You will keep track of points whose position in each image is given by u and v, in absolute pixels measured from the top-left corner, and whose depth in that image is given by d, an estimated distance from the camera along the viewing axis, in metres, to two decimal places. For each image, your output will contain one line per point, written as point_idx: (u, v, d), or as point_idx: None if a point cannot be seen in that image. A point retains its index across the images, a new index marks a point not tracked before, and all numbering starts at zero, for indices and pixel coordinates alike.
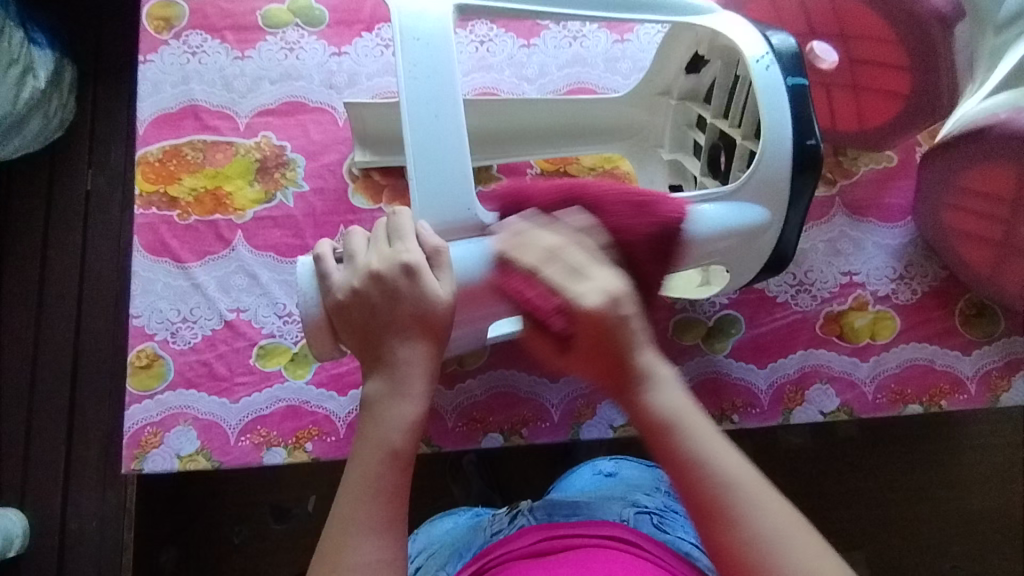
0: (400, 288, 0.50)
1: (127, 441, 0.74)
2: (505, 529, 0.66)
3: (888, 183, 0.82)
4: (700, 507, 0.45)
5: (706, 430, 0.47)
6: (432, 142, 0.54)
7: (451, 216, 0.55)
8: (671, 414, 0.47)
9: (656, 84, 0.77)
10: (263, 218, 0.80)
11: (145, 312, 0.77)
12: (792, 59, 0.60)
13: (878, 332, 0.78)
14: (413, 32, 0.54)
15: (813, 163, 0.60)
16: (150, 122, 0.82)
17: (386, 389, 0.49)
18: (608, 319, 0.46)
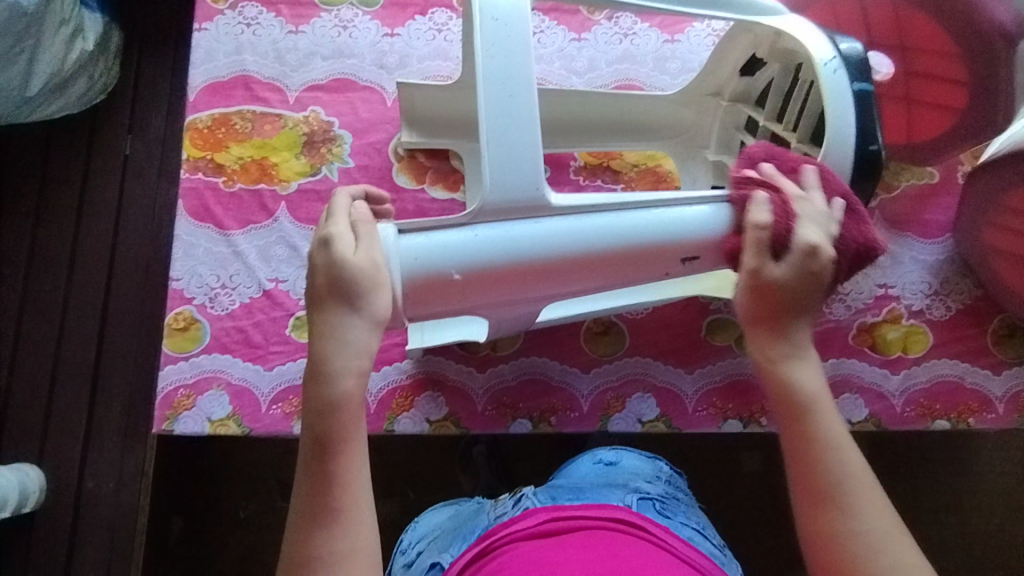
0: (324, 258, 0.50)
1: (159, 402, 0.74)
2: (510, 510, 0.65)
3: (928, 199, 0.83)
4: (811, 486, 0.51)
5: (832, 424, 0.53)
6: (506, 118, 0.54)
7: (518, 193, 0.55)
8: (811, 393, 0.54)
9: (707, 85, 0.77)
10: (307, 191, 0.81)
11: (185, 276, 0.78)
12: (859, 64, 0.61)
13: (910, 346, 0.79)
14: (492, 11, 0.56)
15: (874, 169, 0.61)
16: (201, 89, 0.83)
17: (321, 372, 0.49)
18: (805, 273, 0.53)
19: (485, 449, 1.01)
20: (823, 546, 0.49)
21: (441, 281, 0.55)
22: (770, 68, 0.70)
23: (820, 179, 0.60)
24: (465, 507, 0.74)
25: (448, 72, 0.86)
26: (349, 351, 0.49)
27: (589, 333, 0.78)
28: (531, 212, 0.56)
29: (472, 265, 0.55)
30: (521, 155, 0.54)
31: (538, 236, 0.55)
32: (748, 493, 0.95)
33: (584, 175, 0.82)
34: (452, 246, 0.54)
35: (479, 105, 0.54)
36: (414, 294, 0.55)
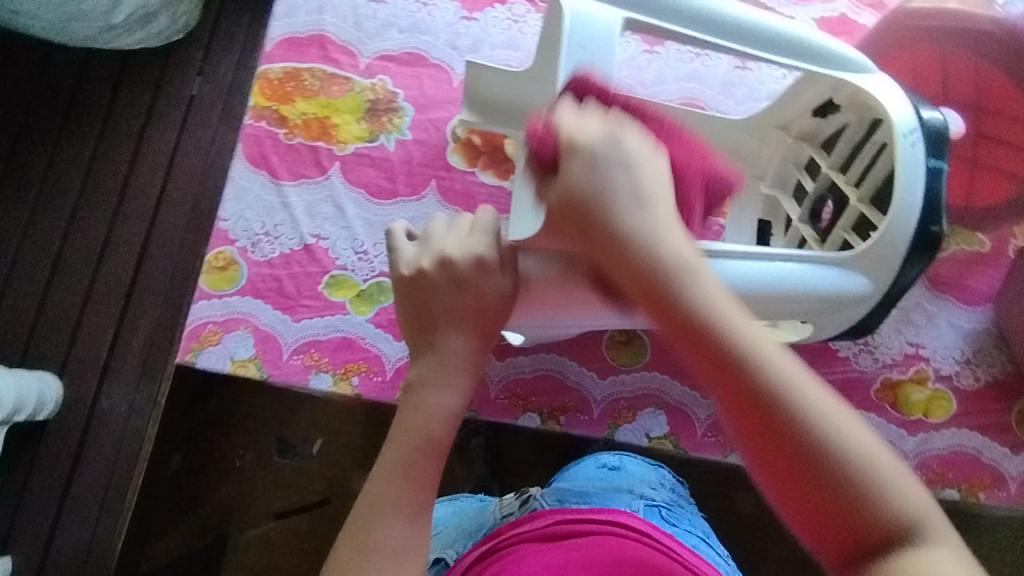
0: (467, 277, 0.50)
1: (187, 333, 0.76)
2: (518, 512, 0.67)
3: (975, 267, 0.82)
4: (710, 365, 0.39)
5: (727, 308, 0.40)
6: None
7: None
8: (667, 264, 0.41)
9: (775, 118, 0.77)
10: (362, 155, 0.82)
11: (232, 217, 0.80)
12: (937, 139, 0.61)
13: (932, 410, 0.78)
14: (580, 38, 0.59)
15: (933, 248, 0.60)
16: (277, 42, 0.85)
17: (430, 374, 0.49)
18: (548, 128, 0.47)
19: (483, 441, 1.01)
20: (778, 448, 0.38)
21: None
22: (845, 115, 0.69)
23: (874, 247, 0.60)
24: (468, 503, 0.75)
25: (517, 63, 0.87)
26: (458, 367, 0.49)
27: (612, 341, 0.79)
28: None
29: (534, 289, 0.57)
30: None
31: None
32: (732, 523, 0.97)
33: None
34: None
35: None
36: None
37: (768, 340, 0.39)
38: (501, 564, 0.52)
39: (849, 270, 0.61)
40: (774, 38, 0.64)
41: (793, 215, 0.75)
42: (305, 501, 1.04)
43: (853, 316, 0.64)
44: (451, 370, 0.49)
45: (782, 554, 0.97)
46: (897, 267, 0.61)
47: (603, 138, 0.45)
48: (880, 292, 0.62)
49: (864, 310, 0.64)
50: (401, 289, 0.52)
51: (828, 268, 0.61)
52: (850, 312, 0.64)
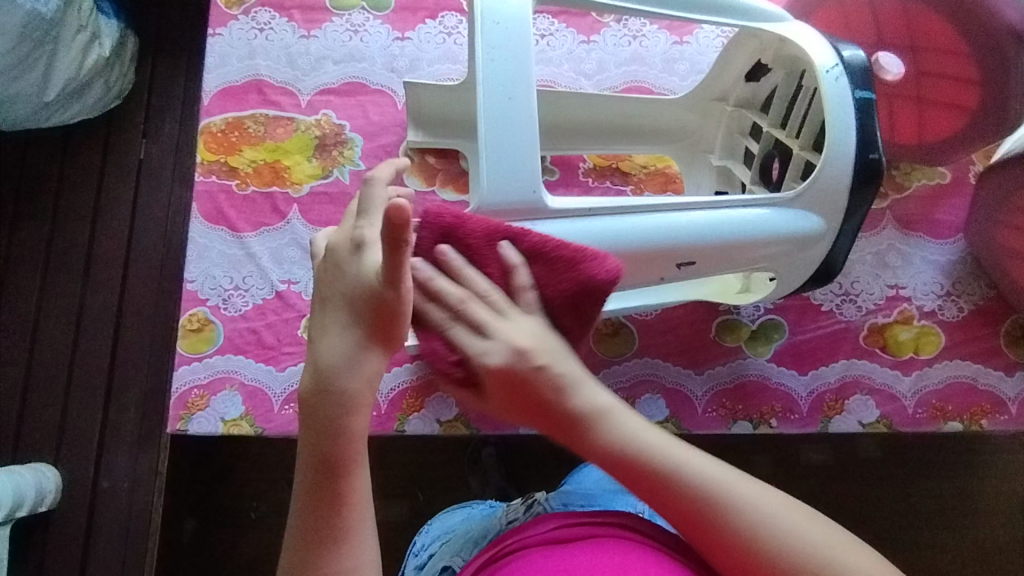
0: (347, 265, 0.52)
1: (174, 402, 0.75)
2: (523, 516, 0.66)
3: (940, 200, 0.83)
4: (711, 517, 0.49)
5: (636, 428, 0.52)
6: (505, 124, 0.57)
7: (514, 197, 0.57)
8: (597, 420, 0.52)
9: (712, 90, 0.77)
10: (318, 193, 0.82)
11: (199, 277, 0.79)
12: (863, 72, 0.63)
13: (922, 347, 0.78)
14: (494, 16, 0.58)
15: (874, 176, 0.62)
16: (215, 94, 0.84)
17: (318, 382, 0.50)
18: (516, 372, 0.51)
19: (494, 450, 1.01)
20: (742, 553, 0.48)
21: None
22: (774, 75, 0.70)
23: (818, 187, 0.62)
24: (477, 511, 0.75)
25: (458, 75, 0.87)
26: (347, 367, 0.50)
27: (597, 334, 0.79)
28: (528, 215, 0.58)
29: None
30: (517, 163, 0.57)
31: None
32: None
33: (594, 176, 0.82)
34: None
35: (479, 108, 0.57)
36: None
37: (731, 476, 0.50)
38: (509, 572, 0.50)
39: (799, 211, 0.63)
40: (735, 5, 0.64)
41: (745, 177, 0.75)
42: None
43: (816, 257, 0.66)
44: (348, 372, 0.50)
45: None
46: (845, 202, 0.63)
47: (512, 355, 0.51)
48: (832, 230, 0.65)
49: (825, 248, 0.66)
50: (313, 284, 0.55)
51: (778, 210, 0.63)
52: (813, 251, 0.66)
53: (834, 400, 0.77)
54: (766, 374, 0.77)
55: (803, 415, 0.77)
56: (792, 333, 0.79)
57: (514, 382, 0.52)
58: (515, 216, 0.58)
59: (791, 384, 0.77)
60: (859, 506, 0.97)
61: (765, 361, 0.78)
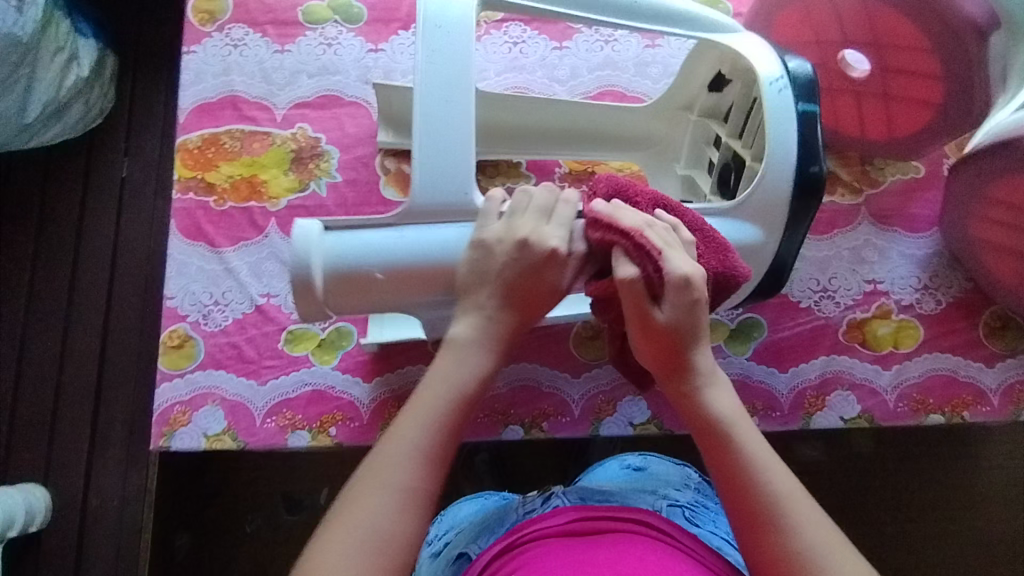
0: (545, 259, 0.55)
1: (156, 419, 0.75)
2: (540, 508, 0.68)
3: (915, 194, 0.83)
4: (746, 514, 0.51)
5: (753, 437, 0.54)
6: (441, 123, 0.59)
7: (446, 195, 0.58)
8: (725, 419, 0.55)
9: (678, 99, 0.78)
10: (296, 207, 0.82)
11: (178, 294, 0.79)
12: (806, 86, 0.63)
13: (901, 341, 0.79)
14: (437, 20, 0.60)
15: (814, 189, 0.62)
16: (190, 111, 0.85)
17: (468, 342, 0.56)
18: (690, 291, 0.53)
19: (487, 457, 1.01)
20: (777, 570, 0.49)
21: (364, 275, 0.58)
22: (734, 87, 0.71)
23: (758, 198, 0.62)
24: (491, 502, 0.76)
25: None
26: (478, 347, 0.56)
27: (578, 338, 0.79)
28: (458, 217, 0.59)
29: (394, 263, 0.58)
30: (452, 164, 0.58)
31: (461, 237, 0.59)
32: None
33: (569, 181, 0.82)
34: (378, 246, 0.58)
35: (417, 113, 0.59)
36: (334, 284, 0.58)
37: (775, 481, 0.51)
38: (522, 561, 0.53)
39: (737, 221, 0.63)
40: (680, 15, 0.65)
41: (706, 187, 0.76)
42: None
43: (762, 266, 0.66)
44: (495, 332, 0.57)
45: None
46: (787, 212, 0.63)
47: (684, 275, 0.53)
48: (774, 240, 0.64)
49: (771, 255, 0.65)
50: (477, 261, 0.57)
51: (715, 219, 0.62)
52: (758, 260, 0.65)
53: (815, 396, 0.77)
54: (747, 374, 0.78)
55: (785, 413, 0.77)
56: (771, 331, 0.79)
57: (672, 312, 0.54)
58: (446, 218, 0.59)
59: (772, 382, 0.77)
60: (852, 499, 0.97)
61: (745, 359, 0.78)
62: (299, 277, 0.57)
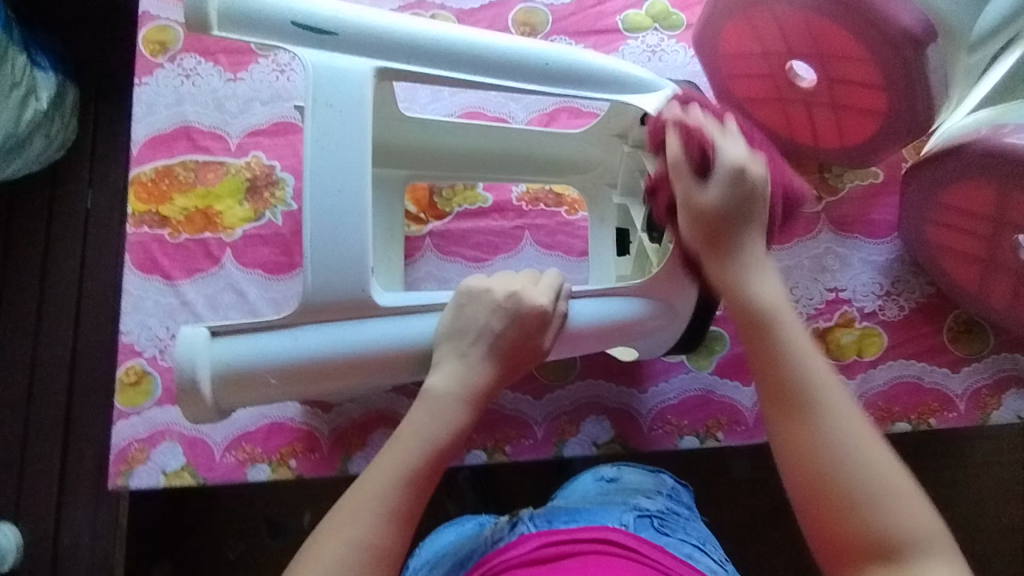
0: (524, 320, 0.58)
1: (114, 457, 0.74)
2: (505, 536, 0.62)
3: (875, 199, 0.82)
4: (823, 489, 0.50)
5: (839, 404, 0.53)
6: (332, 204, 0.55)
7: (340, 290, 0.55)
8: (808, 382, 0.54)
9: (611, 127, 0.75)
10: (252, 236, 0.81)
11: (134, 329, 0.78)
12: None
13: (865, 349, 0.78)
14: (327, 99, 0.56)
15: None
16: (144, 143, 0.84)
17: (450, 392, 0.57)
18: (744, 180, 0.58)
19: (469, 475, 0.99)
20: (848, 549, 0.49)
21: (253, 379, 0.57)
22: None
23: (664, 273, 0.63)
24: (466, 529, 0.73)
25: None
26: (466, 388, 0.57)
27: (539, 359, 0.78)
28: (352, 310, 0.57)
29: (289, 367, 0.57)
30: (344, 251, 0.55)
31: (359, 337, 0.57)
32: (721, 502, 0.96)
33: (527, 199, 0.83)
34: (272, 353, 0.56)
35: (305, 197, 0.55)
36: (224, 388, 0.57)
37: (875, 459, 0.51)
38: None
39: (631, 303, 0.64)
40: (594, 73, 0.63)
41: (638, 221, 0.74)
42: None
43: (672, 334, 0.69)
44: (473, 385, 0.58)
45: (776, 514, 0.96)
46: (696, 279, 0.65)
47: (744, 160, 0.58)
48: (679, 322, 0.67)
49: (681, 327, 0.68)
50: (456, 321, 0.58)
51: (596, 299, 0.63)
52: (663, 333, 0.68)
53: None
54: (711, 388, 0.77)
55: (750, 426, 0.76)
56: (734, 344, 0.78)
57: (732, 204, 0.58)
58: (338, 313, 0.56)
59: (735, 396, 0.77)
60: None
61: (708, 373, 0.77)
62: (184, 387, 0.56)
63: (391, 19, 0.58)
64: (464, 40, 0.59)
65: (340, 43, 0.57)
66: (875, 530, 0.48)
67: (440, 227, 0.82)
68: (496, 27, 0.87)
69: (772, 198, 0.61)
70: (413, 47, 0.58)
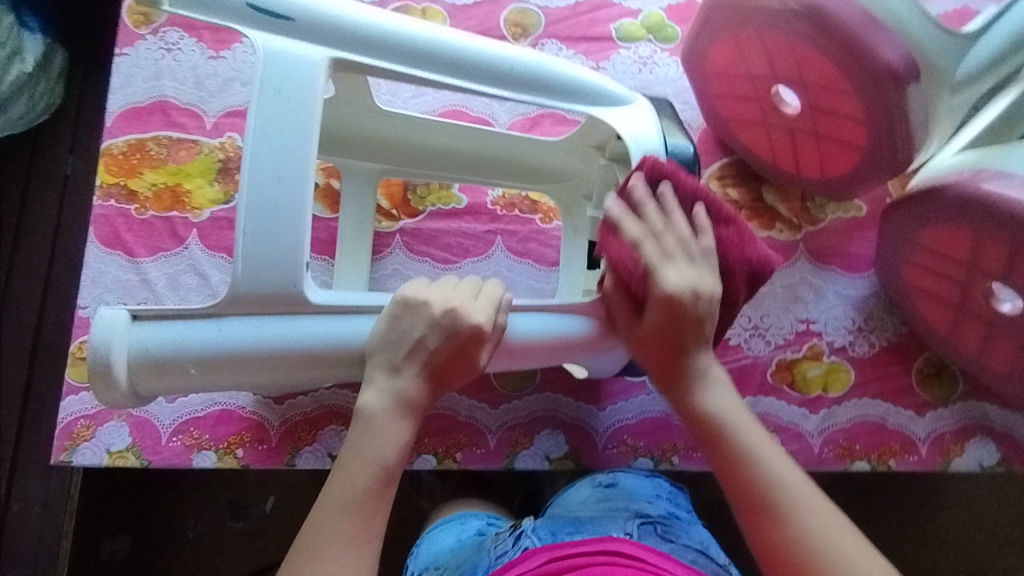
0: (458, 334, 0.58)
1: (58, 432, 0.73)
2: (510, 551, 0.61)
3: (855, 233, 0.81)
4: (752, 502, 0.55)
5: (749, 428, 0.59)
6: (271, 200, 0.53)
7: (271, 285, 0.54)
8: (717, 414, 0.60)
9: (591, 137, 0.73)
10: (219, 218, 0.80)
11: (92, 304, 0.77)
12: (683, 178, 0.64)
13: (831, 384, 0.76)
14: (276, 83, 0.54)
15: None
16: (118, 115, 0.82)
17: (385, 405, 0.57)
18: (684, 299, 0.59)
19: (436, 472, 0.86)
20: (780, 555, 0.53)
21: (172, 368, 0.55)
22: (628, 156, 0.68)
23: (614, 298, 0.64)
24: (466, 537, 0.70)
25: None
26: (402, 402, 0.58)
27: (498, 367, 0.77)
28: (285, 308, 0.55)
29: (207, 356, 0.54)
30: (280, 244, 0.53)
31: (287, 333, 0.55)
32: None
33: (502, 204, 0.82)
34: (193, 342, 0.54)
35: (245, 187, 0.53)
36: (141, 373, 0.55)
37: (791, 476, 0.56)
38: None
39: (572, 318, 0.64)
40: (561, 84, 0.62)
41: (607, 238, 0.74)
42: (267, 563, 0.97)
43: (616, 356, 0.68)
44: (406, 399, 0.58)
45: None
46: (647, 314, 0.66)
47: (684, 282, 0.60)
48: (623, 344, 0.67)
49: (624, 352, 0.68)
50: (387, 337, 0.58)
51: (540, 314, 0.63)
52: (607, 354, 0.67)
53: None
54: (670, 411, 0.76)
55: None
56: None
57: (679, 309, 0.60)
58: (270, 305, 0.54)
59: None
60: None
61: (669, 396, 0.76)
62: (97, 366, 0.53)
63: (356, 9, 0.57)
64: (429, 36, 0.58)
65: (296, 29, 0.55)
66: (795, 536, 0.53)
67: (411, 225, 0.80)
68: (487, 25, 0.86)
69: (736, 275, 0.63)
70: (373, 46, 0.57)
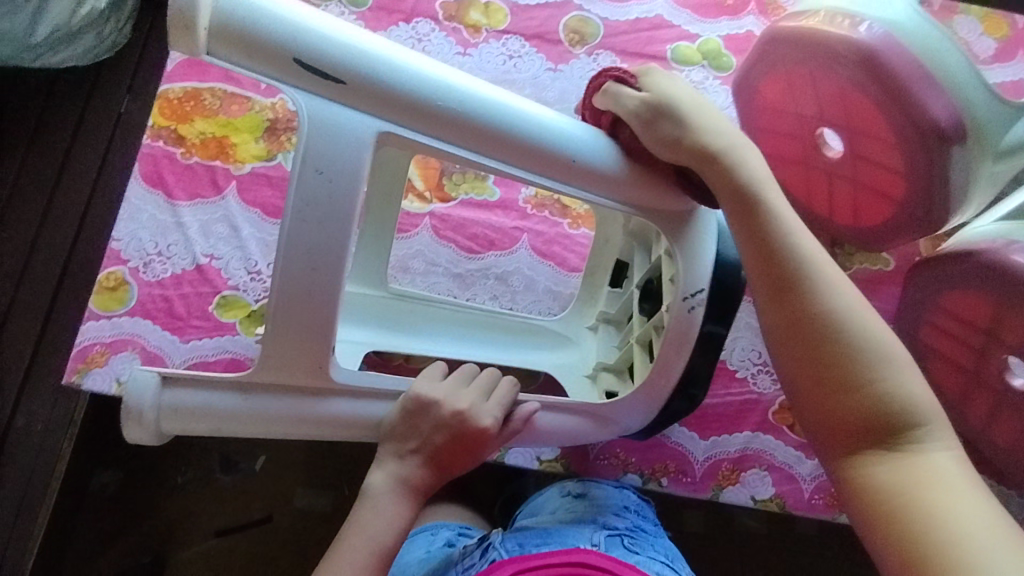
0: (467, 431, 0.61)
1: (75, 354, 0.75)
2: (478, 563, 0.61)
3: (878, 287, 0.79)
4: (782, 266, 0.52)
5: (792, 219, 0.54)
6: (318, 250, 0.51)
7: (300, 358, 0.55)
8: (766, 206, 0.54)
9: None
10: (259, 175, 0.83)
11: (125, 238, 0.79)
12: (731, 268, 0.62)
13: None
14: (319, 163, 0.49)
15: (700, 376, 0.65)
16: (179, 62, 0.85)
17: (394, 481, 0.59)
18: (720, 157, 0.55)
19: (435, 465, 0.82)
20: (805, 325, 0.51)
21: (201, 421, 0.57)
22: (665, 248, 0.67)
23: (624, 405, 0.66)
24: (436, 548, 0.69)
25: None
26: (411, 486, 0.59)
27: None
28: (312, 388, 0.57)
29: (233, 414, 0.57)
30: (314, 304, 0.52)
31: (312, 409, 0.58)
32: None
33: (534, 203, 0.83)
34: (223, 405, 0.56)
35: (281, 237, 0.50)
36: (168, 417, 0.56)
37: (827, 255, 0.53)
38: None
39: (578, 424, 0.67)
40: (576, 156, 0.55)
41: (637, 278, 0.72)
42: (243, 522, 0.93)
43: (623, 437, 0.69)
44: (414, 483, 0.60)
45: None
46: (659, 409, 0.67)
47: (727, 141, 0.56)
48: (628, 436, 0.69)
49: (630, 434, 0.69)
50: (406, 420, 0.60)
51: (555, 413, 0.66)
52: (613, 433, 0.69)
53: (730, 470, 0.75)
54: (666, 431, 0.76)
55: (696, 480, 0.75)
56: None
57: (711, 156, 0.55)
58: (297, 382, 0.56)
59: (688, 446, 0.76)
60: None
61: None
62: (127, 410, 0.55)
63: (407, 62, 0.51)
64: (461, 91, 0.52)
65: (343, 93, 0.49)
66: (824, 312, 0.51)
67: (441, 210, 0.82)
68: (546, 29, 0.87)
69: None
70: (425, 108, 0.51)
